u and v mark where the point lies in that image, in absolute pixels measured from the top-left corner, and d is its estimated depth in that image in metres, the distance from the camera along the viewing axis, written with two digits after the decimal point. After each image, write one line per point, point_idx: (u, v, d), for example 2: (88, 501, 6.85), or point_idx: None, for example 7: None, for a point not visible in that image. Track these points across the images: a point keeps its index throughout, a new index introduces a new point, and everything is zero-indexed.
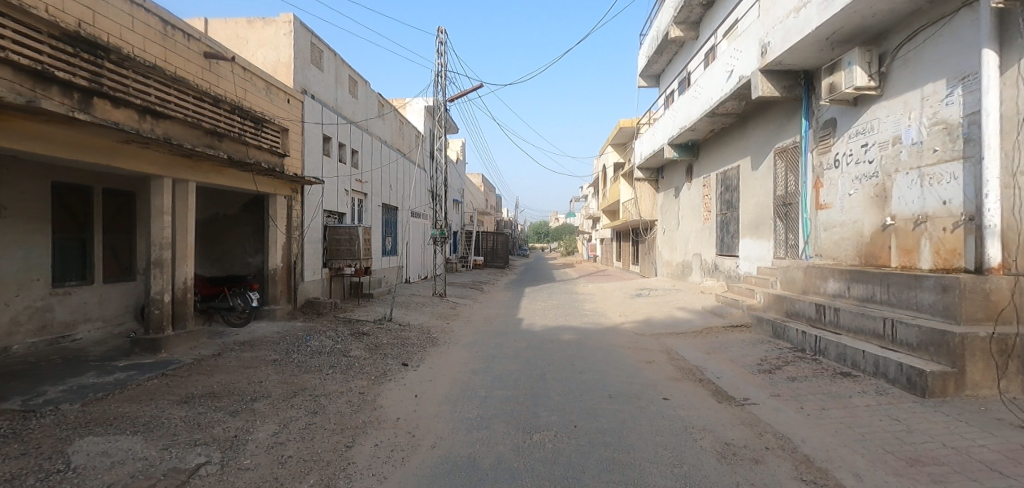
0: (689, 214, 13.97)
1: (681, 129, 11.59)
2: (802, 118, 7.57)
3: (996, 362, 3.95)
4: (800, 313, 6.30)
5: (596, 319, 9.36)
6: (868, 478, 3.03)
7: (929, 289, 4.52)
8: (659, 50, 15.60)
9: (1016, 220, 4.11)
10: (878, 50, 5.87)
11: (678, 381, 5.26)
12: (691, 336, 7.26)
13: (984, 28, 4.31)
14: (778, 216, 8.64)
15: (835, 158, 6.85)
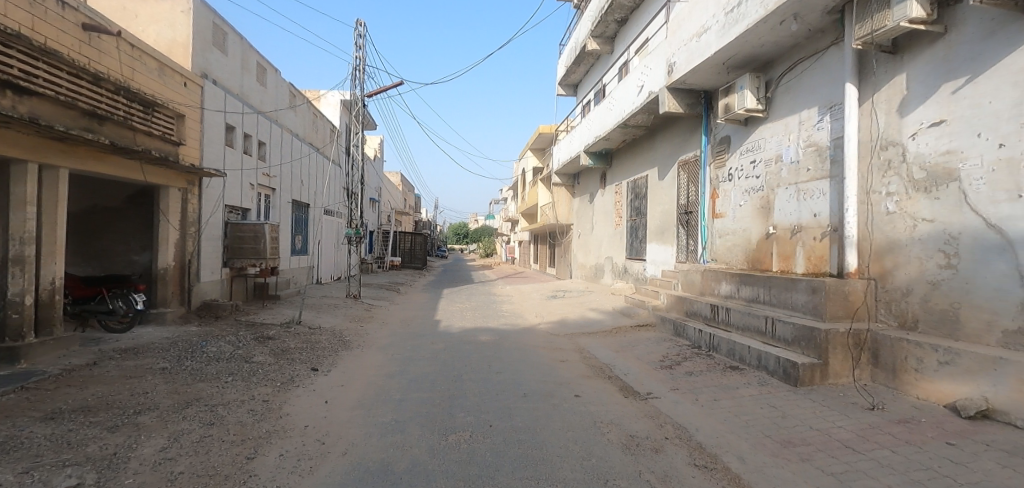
0: (602, 220, 14.59)
1: (596, 138, 12.11)
2: (702, 134, 8.25)
3: (852, 353, 4.58)
4: (697, 312, 6.83)
5: (513, 321, 9.49)
6: (750, 460, 3.54)
7: (801, 290, 5.13)
8: (577, 61, 16.22)
9: (871, 232, 4.83)
10: (764, 77, 6.54)
11: (589, 378, 5.50)
12: (601, 336, 7.61)
13: (849, 65, 5.00)
14: (680, 224, 9.34)
15: (728, 172, 7.51)
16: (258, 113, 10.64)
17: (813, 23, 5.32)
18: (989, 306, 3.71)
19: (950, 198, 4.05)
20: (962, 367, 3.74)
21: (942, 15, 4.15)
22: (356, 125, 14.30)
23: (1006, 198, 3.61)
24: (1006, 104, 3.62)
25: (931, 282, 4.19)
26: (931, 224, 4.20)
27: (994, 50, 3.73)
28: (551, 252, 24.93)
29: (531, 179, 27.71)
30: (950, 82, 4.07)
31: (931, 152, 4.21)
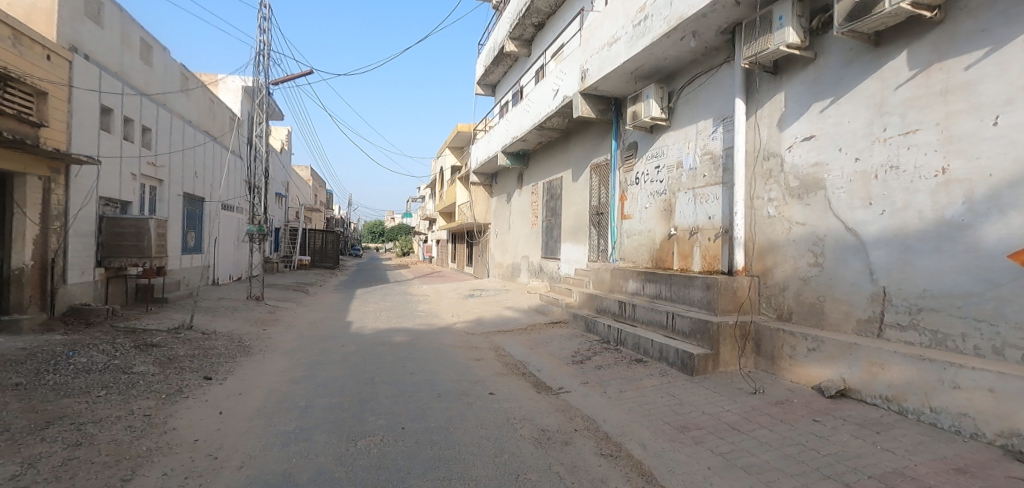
0: (519, 220, 14.85)
1: (513, 138, 12.25)
2: (612, 139, 8.67)
3: (740, 343, 5.12)
4: (606, 308, 7.17)
5: (428, 320, 9.36)
6: (651, 446, 3.81)
7: (697, 287, 5.58)
8: (495, 62, 16.38)
9: (755, 234, 5.47)
10: (667, 88, 7.03)
11: (503, 375, 5.57)
12: (517, 333, 7.73)
13: (738, 81, 5.62)
14: (591, 224, 9.75)
15: (635, 176, 7.96)
16: (142, 95, 9.56)
17: (709, 42, 5.83)
18: (847, 298, 4.47)
19: (818, 205, 4.77)
20: (826, 352, 4.41)
21: (811, 42, 4.85)
22: (259, 114, 13.35)
23: (860, 206, 4.38)
24: (861, 124, 4.40)
25: (803, 278, 4.90)
26: (803, 227, 4.91)
27: (853, 77, 4.50)
28: (468, 251, 24.97)
29: (449, 177, 27.53)
30: (818, 101, 4.81)
31: (804, 162, 4.94)
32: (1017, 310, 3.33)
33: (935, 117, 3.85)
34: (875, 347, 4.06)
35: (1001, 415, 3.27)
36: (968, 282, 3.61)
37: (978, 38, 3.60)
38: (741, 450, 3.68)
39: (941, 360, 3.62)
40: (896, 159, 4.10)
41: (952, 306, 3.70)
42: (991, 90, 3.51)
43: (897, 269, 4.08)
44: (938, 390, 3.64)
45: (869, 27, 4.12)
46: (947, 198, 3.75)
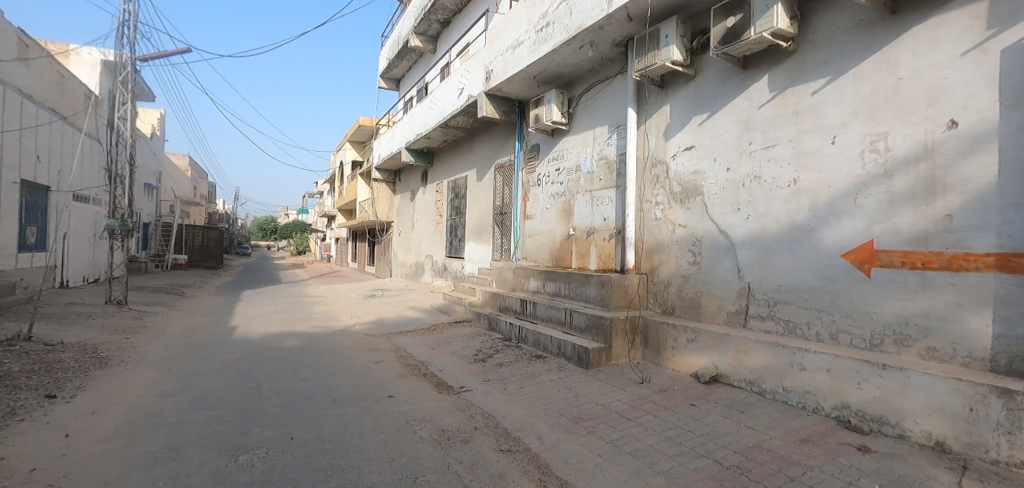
0: (423, 218, 14.59)
1: (416, 135, 11.88)
2: (516, 140, 8.84)
3: (630, 337, 5.49)
4: (509, 307, 7.30)
5: (324, 323, 8.86)
6: (547, 438, 3.95)
7: (593, 285, 5.90)
8: (399, 56, 15.97)
9: (643, 235, 5.90)
10: (567, 94, 7.33)
11: (404, 377, 5.45)
12: (419, 333, 7.60)
13: (630, 92, 6.03)
14: (495, 224, 9.84)
15: (537, 177, 8.19)
16: None
17: (605, 53, 6.18)
18: (720, 293, 4.99)
19: (696, 209, 5.26)
20: (702, 342, 4.87)
21: (692, 61, 5.31)
22: (123, 93, 11.76)
23: (730, 211, 4.93)
24: (732, 138, 4.95)
25: (684, 275, 5.37)
26: (685, 230, 5.38)
27: (724, 95, 5.04)
28: (370, 250, 24.03)
29: (351, 172, 26.33)
30: (698, 114, 5.30)
31: (685, 170, 5.41)
32: (847, 301, 4.04)
33: (789, 135, 4.47)
34: (741, 336, 4.58)
35: (836, 390, 3.93)
36: (812, 278, 4.27)
37: (822, 69, 4.26)
38: (628, 436, 3.95)
39: (792, 346, 4.21)
40: (760, 170, 4.68)
41: (800, 298, 4.34)
42: (831, 114, 4.19)
43: (759, 267, 4.66)
44: (790, 372, 4.22)
45: (738, 51, 4.64)
46: (798, 205, 4.38)
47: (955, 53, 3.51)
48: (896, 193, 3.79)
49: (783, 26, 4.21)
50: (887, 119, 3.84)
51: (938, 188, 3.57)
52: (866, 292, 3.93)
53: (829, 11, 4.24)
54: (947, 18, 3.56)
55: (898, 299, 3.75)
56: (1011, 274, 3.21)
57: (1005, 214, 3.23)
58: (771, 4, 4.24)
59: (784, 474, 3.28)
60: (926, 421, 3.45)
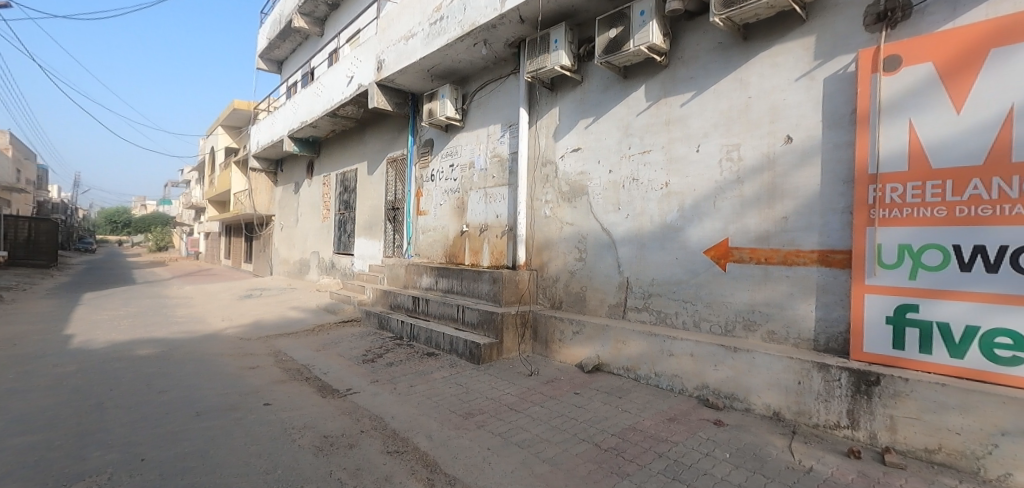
0: (308, 212, 13.62)
1: (301, 123, 11.01)
2: (408, 134, 8.61)
3: (519, 331, 5.66)
4: (400, 304, 7.14)
5: (190, 328, 7.92)
6: (436, 436, 3.92)
7: (485, 280, 6.01)
8: (281, 36, 14.82)
9: (533, 231, 6.12)
10: (461, 90, 7.33)
11: (283, 382, 5.08)
12: (302, 335, 7.12)
13: (522, 93, 6.19)
14: (387, 219, 9.47)
15: (430, 172, 8.09)
16: None
17: (498, 52, 6.29)
18: (602, 288, 5.33)
19: (581, 208, 5.56)
20: (586, 334, 5.17)
21: (579, 67, 5.59)
22: None
23: (612, 211, 5.27)
24: (613, 142, 5.29)
25: (570, 271, 5.65)
26: (571, 227, 5.66)
27: (607, 101, 5.38)
28: (247, 246, 21.86)
29: (225, 160, 23.72)
30: (583, 118, 5.60)
31: (572, 170, 5.69)
32: (706, 293, 4.54)
33: (662, 141, 4.89)
34: (620, 327, 4.93)
35: (697, 372, 4.40)
36: (679, 272, 4.73)
37: (689, 83, 4.73)
38: (516, 427, 4.07)
39: (662, 334, 4.62)
40: (637, 173, 5.07)
41: (669, 291, 4.78)
42: (696, 124, 4.65)
43: (635, 262, 5.05)
44: (660, 358, 4.63)
45: (619, 62, 4.98)
46: (669, 206, 4.81)
47: (792, 78, 4.09)
48: (746, 197, 4.32)
49: (657, 41, 4.60)
50: (740, 132, 4.36)
51: (778, 194, 4.14)
52: (722, 284, 4.45)
53: (694, 31, 4.71)
54: (786, 47, 4.14)
55: (746, 290, 4.30)
56: (830, 268, 3.85)
57: (826, 217, 3.87)
58: (648, 21, 4.62)
59: (653, 451, 3.60)
60: (766, 395, 4.00)
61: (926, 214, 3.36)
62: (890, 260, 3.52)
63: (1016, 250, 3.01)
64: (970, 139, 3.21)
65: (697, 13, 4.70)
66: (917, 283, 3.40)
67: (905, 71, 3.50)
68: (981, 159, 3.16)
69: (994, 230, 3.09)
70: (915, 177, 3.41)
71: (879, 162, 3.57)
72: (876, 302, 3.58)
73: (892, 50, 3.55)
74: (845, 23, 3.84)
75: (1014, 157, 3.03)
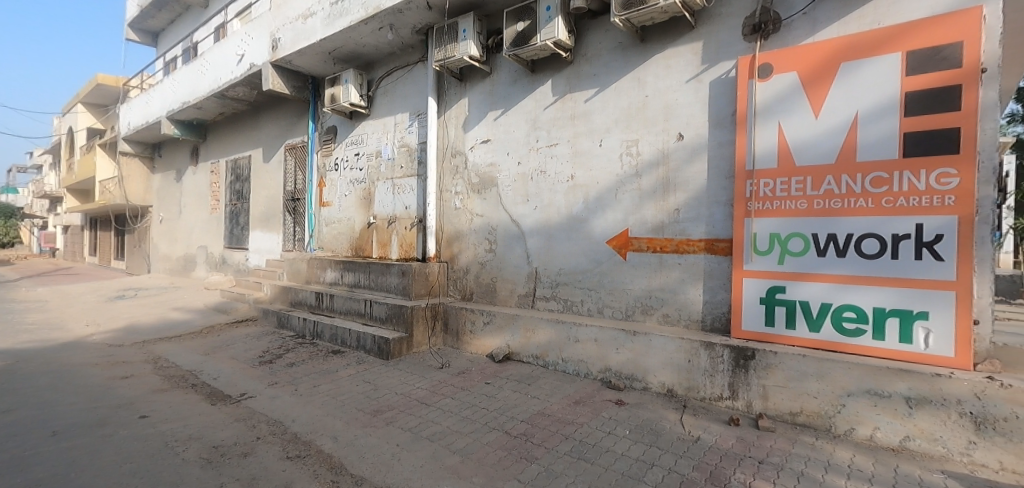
0: (194, 203, 12.34)
1: (183, 104, 9.91)
2: (308, 120, 8.09)
3: (430, 324, 5.62)
4: (302, 301, 6.76)
5: (44, 336, 6.84)
6: (342, 437, 3.76)
7: (394, 274, 5.89)
8: (156, 5, 13.23)
9: (443, 223, 6.06)
10: (367, 76, 7.04)
11: (163, 391, 4.59)
12: (186, 339, 6.46)
13: (431, 82, 6.07)
14: (286, 210, 8.85)
15: (334, 161, 7.69)
16: None
17: (405, 38, 6.11)
18: (511, 278, 5.42)
19: (491, 199, 5.60)
20: (496, 324, 5.25)
21: (489, 59, 5.59)
22: None
23: (520, 203, 5.36)
24: (522, 135, 5.38)
25: (481, 262, 5.69)
26: (481, 219, 5.68)
27: (516, 94, 5.44)
28: (119, 240, 19.30)
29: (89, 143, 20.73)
30: (492, 110, 5.62)
31: (481, 162, 5.71)
32: (609, 281, 4.78)
33: (567, 135, 5.05)
34: (528, 316, 5.06)
35: (601, 356, 4.63)
36: (583, 261, 4.93)
37: (592, 80, 4.91)
38: (426, 421, 4.02)
39: (568, 321, 4.81)
40: (544, 165, 5.19)
41: (575, 279, 4.97)
42: (598, 120, 4.86)
43: (543, 253, 5.19)
44: (566, 344, 4.82)
45: (526, 55, 5.05)
46: (574, 198, 4.98)
47: (683, 80, 4.40)
48: (643, 190, 4.59)
49: (562, 37, 4.72)
50: (638, 128, 4.62)
51: (671, 187, 4.45)
52: (623, 272, 4.70)
53: (598, 30, 4.89)
54: (678, 50, 4.43)
55: (644, 277, 4.59)
56: (714, 255, 4.22)
57: (712, 208, 4.23)
58: (553, 17, 4.72)
59: (560, 434, 3.73)
60: (661, 373, 4.31)
61: (791, 206, 3.80)
62: (763, 247, 3.94)
63: (859, 237, 3.51)
64: (825, 140, 3.67)
65: (600, 12, 4.88)
66: (784, 267, 3.85)
67: (775, 78, 3.90)
68: (834, 158, 3.63)
69: (843, 220, 3.57)
70: (782, 173, 3.84)
71: (754, 159, 3.96)
72: (751, 285, 3.98)
73: (765, 59, 3.93)
74: (727, 32, 4.20)
75: (858, 157, 3.52)
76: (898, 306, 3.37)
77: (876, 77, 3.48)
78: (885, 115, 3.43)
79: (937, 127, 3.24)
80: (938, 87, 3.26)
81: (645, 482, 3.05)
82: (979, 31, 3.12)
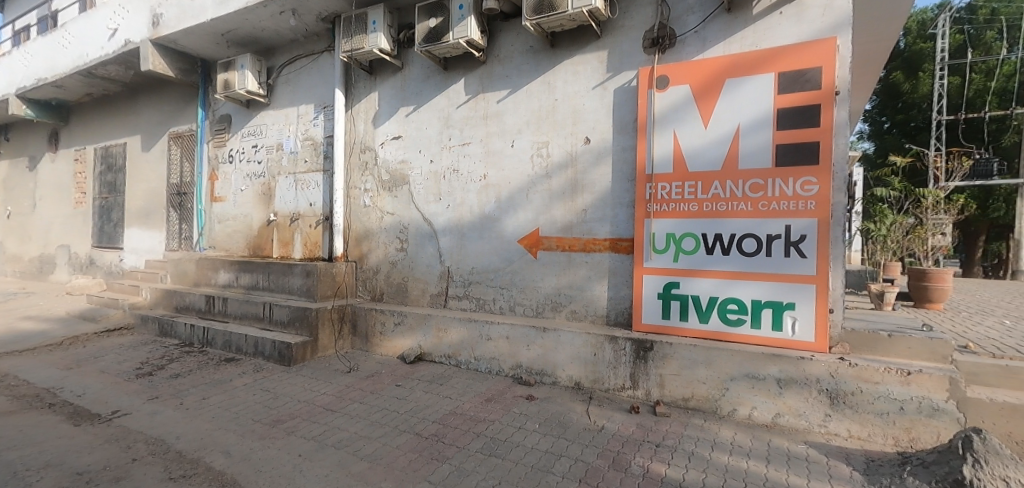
0: (53, 196, 10.72)
1: (38, 81, 8.57)
2: (197, 107, 7.38)
3: (336, 327, 5.41)
4: (189, 306, 6.17)
5: None
6: (236, 451, 3.46)
7: (297, 274, 5.59)
8: None
9: (351, 221, 5.84)
10: (266, 63, 6.57)
11: (10, 415, 3.93)
12: (42, 352, 5.60)
13: (338, 73, 5.81)
14: (171, 206, 8.01)
15: (229, 153, 7.09)
16: None
17: (309, 25, 5.80)
18: (423, 278, 5.35)
19: (403, 197, 5.48)
20: (407, 324, 5.17)
21: (400, 53, 5.47)
22: None
23: (433, 201, 5.30)
24: (435, 132, 5.32)
25: (391, 262, 5.55)
26: (392, 217, 5.55)
27: (428, 91, 5.37)
28: None
29: None
30: (404, 106, 5.50)
31: (392, 159, 5.57)
32: (519, 279, 4.88)
33: (480, 135, 5.07)
34: (440, 316, 5.03)
35: (512, 353, 4.72)
36: (495, 260, 4.99)
37: (504, 81, 4.98)
38: (331, 428, 3.84)
39: (480, 320, 4.85)
40: (457, 164, 5.18)
41: (487, 278, 5.02)
42: (510, 121, 4.94)
43: (455, 252, 5.18)
44: (478, 343, 4.86)
45: (439, 52, 5.00)
46: (487, 197, 5.03)
47: (589, 86, 4.60)
48: (552, 190, 4.74)
49: (475, 37, 4.74)
50: (548, 130, 4.76)
51: (578, 188, 4.64)
52: (533, 270, 4.82)
53: (509, 33, 4.96)
54: (585, 57, 4.63)
55: (554, 275, 4.74)
56: (618, 253, 4.46)
57: (615, 209, 4.48)
58: (466, 16, 4.72)
59: (472, 432, 3.75)
60: (569, 368, 4.49)
61: (684, 208, 4.13)
62: (660, 246, 4.23)
63: (740, 236, 3.90)
64: (712, 149, 4.02)
65: (512, 15, 4.96)
66: (678, 265, 4.16)
67: (670, 89, 4.21)
68: (720, 165, 3.99)
69: (727, 221, 3.95)
70: (677, 177, 4.15)
71: (653, 164, 4.24)
72: (650, 282, 4.26)
73: (662, 71, 4.22)
74: (629, 43, 4.45)
75: (740, 165, 3.91)
76: (772, 298, 3.80)
77: (754, 94, 3.88)
78: (762, 127, 3.83)
79: (802, 141, 3.69)
80: (803, 105, 3.71)
81: (552, 473, 3.15)
82: (834, 58, 3.59)
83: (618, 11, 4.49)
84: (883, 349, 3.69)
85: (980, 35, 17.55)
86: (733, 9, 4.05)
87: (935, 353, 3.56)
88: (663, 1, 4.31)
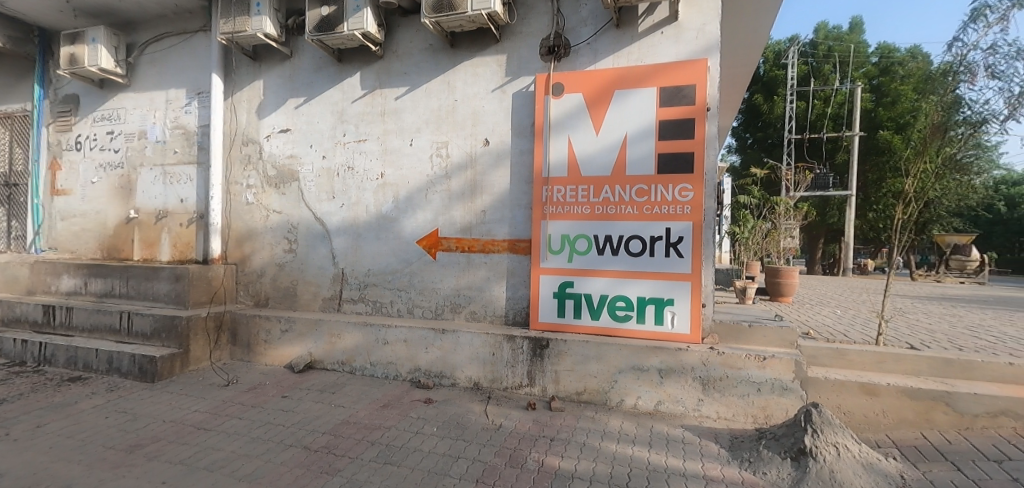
0: None
1: None
2: (33, 83, 6.28)
3: (212, 337, 4.93)
4: (21, 318, 5.25)
5: None
6: (81, 484, 2.97)
7: (163, 279, 5.01)
8: None
9: (231, 219, 5.35)
10: (125, 38, 5.78)
11: None
12: None
13: (214, 57, 5.29)
14: None
15: (75, 139, 6.13)
16: None
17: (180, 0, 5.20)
18: (315, 280, 5.05)
19: (292, 195, 5.12)
20: (295, 331, 4.86)
21: (288, 40, 5.11)
22: None
23: (326, 199, 5.02)
24: (327, 127, 5.04)
25: (278, 264, 5.18)
26: (279, 215, 5.17)
27: (320, 83, 5.08)
28: None
29: None
30: (293, 97, 5.15)
31: (280, 153, 5.18)
32: (418, 281, 4.80)
33: (377, 132, 4.91)
34: (333, 321, 4.79)
35: (409, 357, 4.63)
36: (392, 261, 4.86)
37: (402, 78, 4.87)
38: (204, 449, 3.47)
39: (375, 324, 4.69)
40: (352, 161, 4.96)
41: (384, 280, 4.87)
42: (408, 119, 4.83)
43: (350, 253, 4.96)
44: (374, 347, 4.70)
45: (332, 42, 4.74)
46: (384, 197, 4.87)
47: (488, 88, 4.64)
48: (452, 191, 4.72)
49: (371, 30, 4.56)
50: (447, 131, 4.73)
51: (477, 190, 4.66)
52: (432, 272, 4.77)
53: (408, 29, 4.85)
54: (484, 60, 4.66)
55: (452, 277, 4.73)
56: (516, 254, 4.56)
57: (514, 211, 4.57)
58: (361, 7, 4.53)
59: (366, 441, 3.61)
60: (467, 369, 4.51)
61: (578, 211, 4.33)
62: (556, 247, 4.39)
63: (628, 238, 4.18)
64: (602, 155, 4.27)
65: (410, 11, 4.86)
66: (572, 265, 4.35)
67: (565, 96, 4.38)
68: (610, 171, 4.24)
69: (617, 223, 4.21)
70: (571, 181, 4.34)
71: (549, 168, 4.39)
72: (547, 282, 4.41)
73: (558, 79, 4.39)
74: (527, 49, 4.57)
75: (627, 171, 4.19)
76: (654, 295, 4.12)
77: (639, 105, 4.17)
78: (646, 137, 4.14)
79: (680, 150, 4.04)
80: (680, 119, 4.06)
81: (449, 476, 3.13)
82: (705, 77, 3.97)
83: (516, 17, 4.59)
84: (745, 338, 4.18)
85: (820, 68, 20.63)
86: (621, 25, 4.30)
87: (785, 340, 4.09)
88: (558, 11, 4.47)
